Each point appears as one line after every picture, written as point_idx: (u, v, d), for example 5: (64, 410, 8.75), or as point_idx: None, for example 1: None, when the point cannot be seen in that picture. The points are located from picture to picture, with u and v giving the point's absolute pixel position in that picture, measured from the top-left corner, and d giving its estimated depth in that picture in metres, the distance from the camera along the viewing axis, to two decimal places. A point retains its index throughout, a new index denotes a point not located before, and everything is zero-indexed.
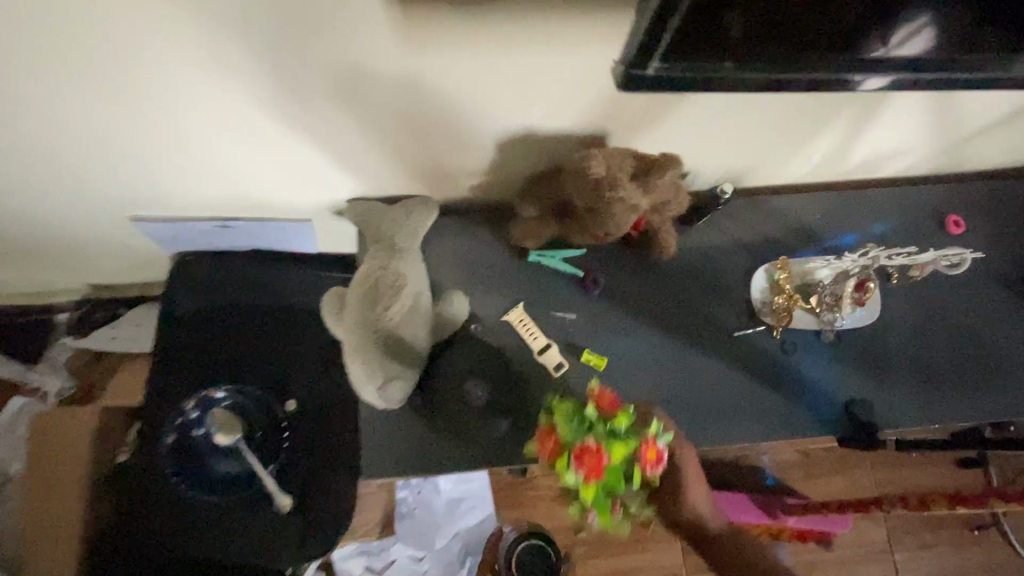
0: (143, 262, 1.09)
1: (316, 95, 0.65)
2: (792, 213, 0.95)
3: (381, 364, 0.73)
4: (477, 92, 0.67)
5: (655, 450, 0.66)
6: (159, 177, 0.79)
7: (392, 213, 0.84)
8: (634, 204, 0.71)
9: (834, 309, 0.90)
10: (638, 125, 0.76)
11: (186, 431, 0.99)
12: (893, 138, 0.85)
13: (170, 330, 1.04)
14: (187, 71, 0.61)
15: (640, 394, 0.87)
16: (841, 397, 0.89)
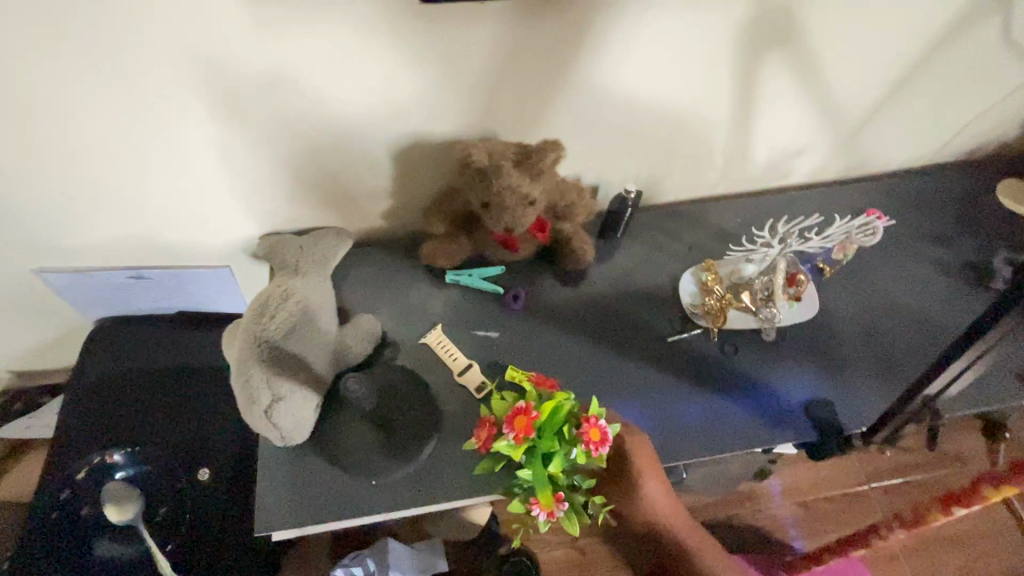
0: (63, 335, 1.05)
1: (202, 105, 0.69)
2: (710, 219, 0.95)
3: (265, 380, 0.67)
4: (357, 93, 0.71)
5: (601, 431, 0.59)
6: (63, 216, 0.80)
7: (300, 241, 0.83)
8: (525, 193, 0.73)
9: (769, 304, 0.84)
10: (527, 127, 0.79)
11: (71, 507, 0.86)
12: (786, 132, 0.87)
13: (72, 398, 0.94)
14: (74, 90, 0.65)
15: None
16: (796, 396, 0.81)
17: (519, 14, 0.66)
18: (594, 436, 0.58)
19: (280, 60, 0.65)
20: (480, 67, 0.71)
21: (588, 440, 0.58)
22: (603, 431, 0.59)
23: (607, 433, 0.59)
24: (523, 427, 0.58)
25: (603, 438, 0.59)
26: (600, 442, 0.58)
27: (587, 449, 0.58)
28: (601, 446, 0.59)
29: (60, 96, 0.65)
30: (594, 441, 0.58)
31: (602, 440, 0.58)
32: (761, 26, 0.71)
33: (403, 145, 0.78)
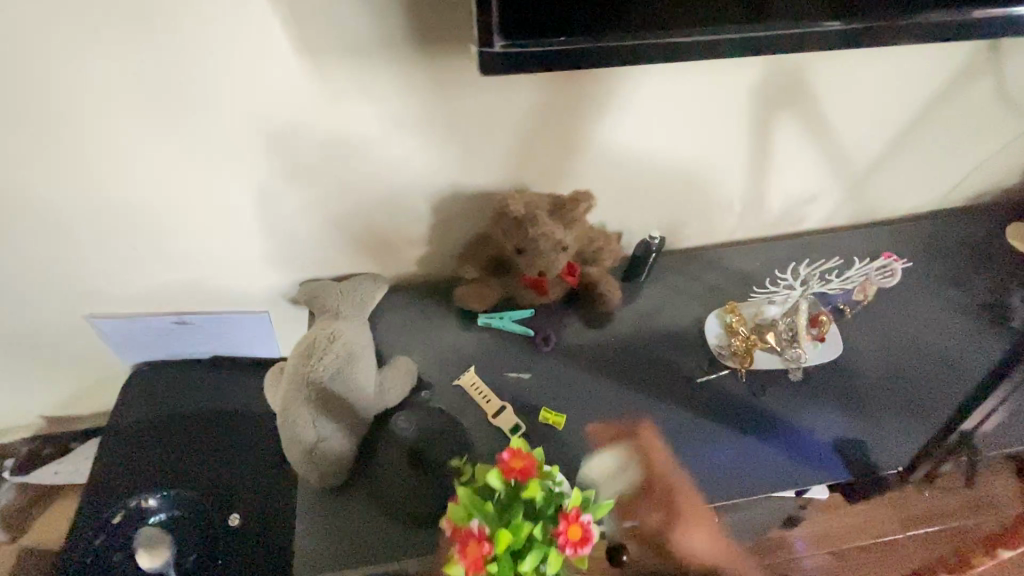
0: (101, 379, 1.08)
1: (262, 160, 0.75)
2: (729, 263, 0.99)
3: (311, 420, 0.75)
4: (403, 148, 0.77)
5: (576, 527, 0.54)
6: (122, 262, 0.86)
7: (340, 286, 0.87)
8: (559, 239, 0.78)
9: (794, 344, 0.87)
10: (557, 178, 0.85)
11: (106, 553, 0.87)
12: (800, 181, 0.92)
13: (110, 441, 0.96)
14: (150, 150, 0.72)
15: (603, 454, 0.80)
16: (827, 435, 0.82)
17: (551, 79, 0.72)
18: (575, 536, 0.54)
19: (334, 121, 0.72)
20: (515, 125, 0.77)
21: (564, 543, 0.54)
22: (585, 525, 0.55)
23: (589, 526, 0.55)
24: (479, 553, 0.52)
25: (586, 534, 0.54)
26: (582, 540, 0.54)
27: (564, 551, 0.54)
28: (580, 545, 0.54)
29: (134, 153, 0.72)
30: (574, 541, 0.54)
31: (585, 538, 0.54)
32: (776, 85, 0.77)
33: (440, 196, 0.84)
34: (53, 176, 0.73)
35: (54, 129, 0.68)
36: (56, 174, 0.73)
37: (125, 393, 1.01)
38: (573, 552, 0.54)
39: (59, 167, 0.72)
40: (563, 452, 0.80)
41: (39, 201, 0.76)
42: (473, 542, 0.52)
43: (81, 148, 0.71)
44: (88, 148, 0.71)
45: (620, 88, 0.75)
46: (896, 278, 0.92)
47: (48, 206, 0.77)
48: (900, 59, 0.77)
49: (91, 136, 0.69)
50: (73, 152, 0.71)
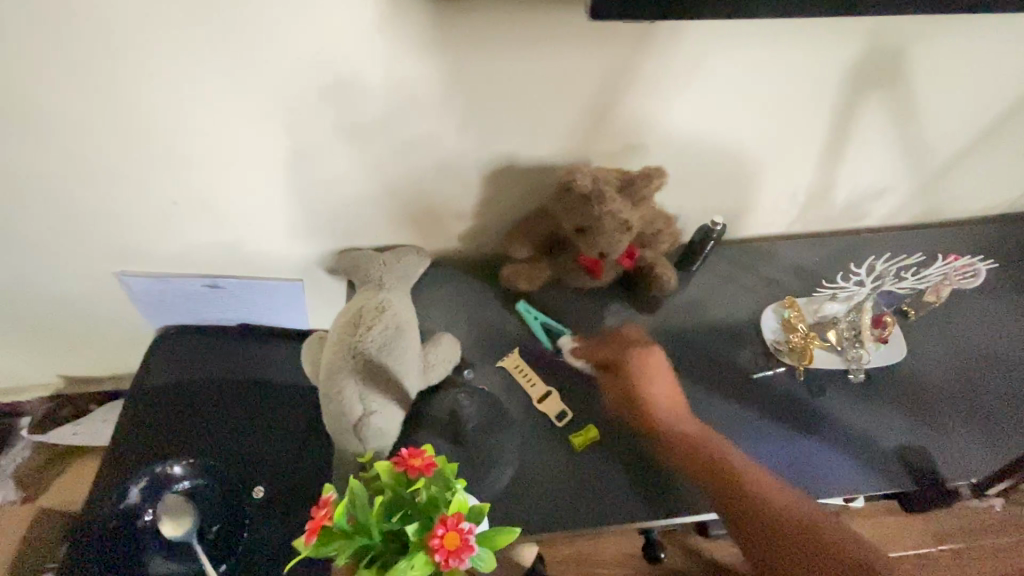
0: (127, 341, 1.05)
1: (315, 114, 0.71)
2: (786, 256, 0.94)
3: (357, 393, 0.71)
4: (464, 111, 0.72)
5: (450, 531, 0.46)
6: (159, 218, 0.82)
7: (383, 256, 0.83)
8: (624, 219, 0.74)
9: (856, 345, 0.82)
10: (618, 154, 0.80)
11: (129, 518, 0.83)
12: (871, 172, 0.87)
13: (130, 406, 0.93)
14: (200, 97, 0.68)
15: (652, 447, 0.76)
16: (890, 440, 0.78)
17: (632, 44, 0.68)
18: (450, 542, 0.46)
19: (400, 78, 0.68)
20: (585, 93, 0.72)
21: (434, 547, 0.46)
22: (464, 535, 0.46)
23: (469, 537, 0.46)
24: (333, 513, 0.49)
25: (463, 545, 0.46)
26: (456, 551, 0.46)
27: (433, 557, 0.46)
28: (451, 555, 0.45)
29: (189, 98, 0.68)
30: (447, 549, 0.46)
31: (461, 550, 0.46)
32: (866, 62, 0.71)
33: (496, 167, 0.80)
34: (102, 117, 0.70)
35: (109, 66, 0.64)
36: (105, 116, 0.70)
37: (149, 356, 0.97)
38: (442, 563, 0.45)
39: (105, 111, 0.69)
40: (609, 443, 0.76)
41: (85, 144, 0.72)
42: (322, 506, 0.49)
43: (135, 89, 0.67)
44: (142, 90, 0.67)
45: (702, 60, 0.70)
46: (981, 279, 0.81)
47: (93, 149, 0.73)
48: (1002, 43, 0.72)
49: (146, 77, 0.66)
50: (126, 93, 0.67)
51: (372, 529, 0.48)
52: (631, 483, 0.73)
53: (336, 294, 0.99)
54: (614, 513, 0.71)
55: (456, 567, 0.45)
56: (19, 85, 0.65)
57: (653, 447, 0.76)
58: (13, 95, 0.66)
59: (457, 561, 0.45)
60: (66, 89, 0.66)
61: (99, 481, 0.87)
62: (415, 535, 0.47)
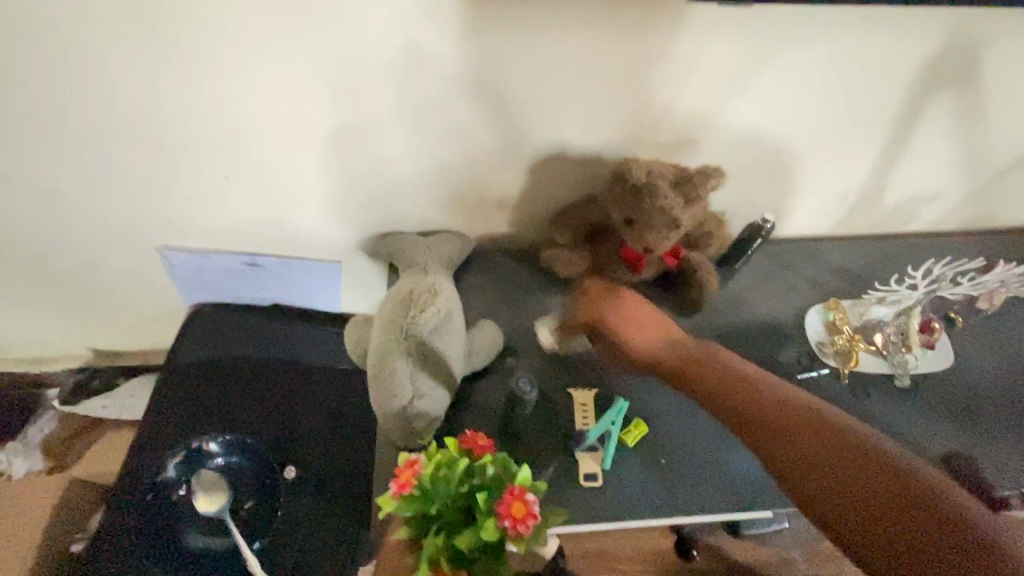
0: (160, 316, 1.06)
1: (370, 92, 0.70)
2: (831, 257, 0.93)
3: (406, 375, 0.71)
4: (520, 94, 0.71)
5: (520, 502, 0.50)
6: (205, 192, 0.82)
7: (427, 242, 0.83)
8: (675, 216, 0.72)
9: (902, 350, 0.81)
10: (671, 146, 0.79)
11: (163, 491, 0.84)
12: (924, 174, 0.86)
13: (165, 381, 0.93)
14: (256, 69, 0.67)
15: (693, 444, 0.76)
16: (937, 448, 0.77)
17: (703, 33, 0.67)
18: (516, 510, 0.49)
19: (466, 59, 0.67)
20: (649, 83, 0.71)
21: (502, 513, 0.49)
22: (530, 505, 0.50)
23: (534, 507, 0.50)
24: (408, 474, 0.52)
25: (528, 513, 0.49)
26: (522, 519, 0.49)
27: (502, 523, 0.49)
28: (520, 523, 0.49)
29: (254, 72, 0.68)
30: (514, 516, 0.49)
31: (526, 518, 0.49)
32: (929, 57, 0.70)
33: (546, 154, 0.79)
34: (162, 88, 0.69)
35: (178, 36, 0.64)
36: (165, 86, 0.69)
37: (184, 332, 0.97)
38: (510, 529, 0.48)
39: (160, 81, 0.68)
40: (651, 438, 0.76)
41: (142, 114, 0.72)
42: (406, 467, 0.53)
43: (200, 60, 0.66)
44: (207, 61, 0.67)
45: (771, 52, 0.69)
46: None
47: (149, 119, 0.73)
48: None
49: (213, 48, 0.65)
50: (190, 63, 0.67)
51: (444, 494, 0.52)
52: (673, 477, 0.73)
53: (372, 277, 0.98)
54: (655, 507, 0.72)
55: (523, 533, 0.48)
56: (78, 50, 0.65)
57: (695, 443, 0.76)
58: (73, 60, 0.66)
59: (523, 527, 0.48)
60: (129, 58, 0.66)
61: (131, 455, 0.87)
62: (484, 503, 0.51)
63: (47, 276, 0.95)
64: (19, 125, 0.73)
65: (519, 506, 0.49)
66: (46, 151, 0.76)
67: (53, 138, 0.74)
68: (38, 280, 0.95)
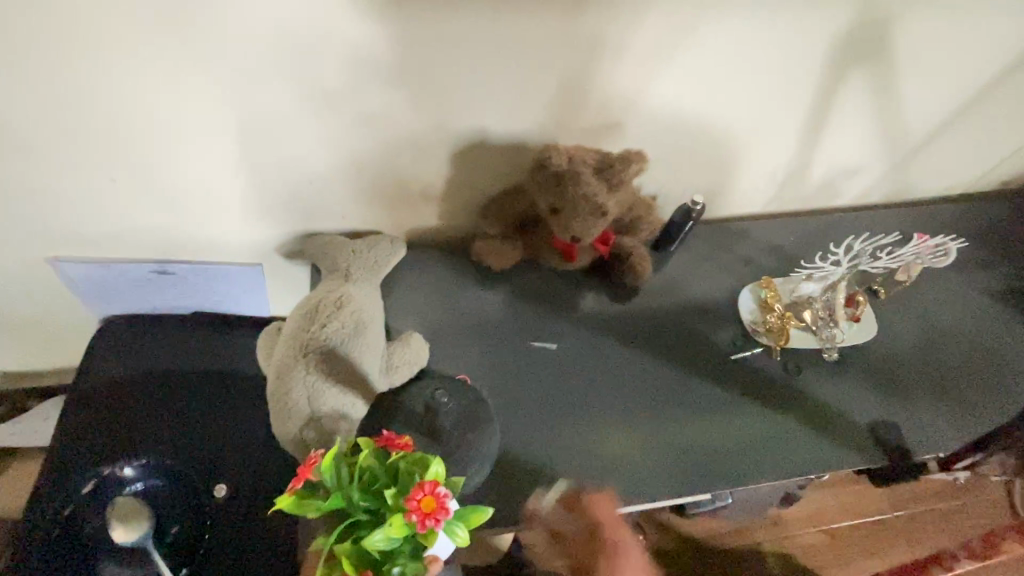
0: (68, 331, 0.97)
1: (265, 83, 0.64)
2: (761, 236, 0.94)
3: (307, 394, 0.67)
4: (431, 81, 0.67)
5: (430, 496, 0.48)
6: (92, 199, 0.75)
7: (353, 244, 0.79)
8: (600, 203, 0.71)
9: (831, 324, 0.84)
10: (596, 131, 0.77)
11: (73, 522, 0.78)
12: (844, 150, 0.87)
13: (70, 405, 0.85)
14: (126, 61, 0.61)
15: (621, 407, 0.77)
16: (863, 418, 0.79)
17: (616, 11, 0.64)
18: (426, 505, 0.47)
19: (371, 40, 0.62)
20: (568, 62, 0.68)
21: (411, 508, 0.47)
22: (440, 499, 0.48)
23: (445, 501, 0.48)
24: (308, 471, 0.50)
25: (439, 508, 0.47)
26: (432, 513, 0.47)
27: (409, 518, 0.47)
28: (430, 516, 0.47)
29: (132, 64, 0.61)
30: (424, 510, 0.47)
31: (437, 512, 0.47)
32: (840, 34, 0.70)
33: (468, 143, 0.75)
34: (24, 86, 0.62)
35: (34, 25, 0.57)
36: (31, 83, 0.62)
37: (92, 349, 0.89)
38: (419, 524, 0.47)
39: (17, 77, 0.61)
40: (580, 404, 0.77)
41: (8, 115, 0.64)
42: (308, 464, 0.51)
43: (64, 53, 0.59)
44: (75, 53, 0.59)
45: (690, 28, 0.67)
46: (950, 259, 0.83)
47: (16, 120, 0.65)
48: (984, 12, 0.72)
49: (82, 38, 0.58)
50: (56, 56, 0.60)
51: (351, 494, 0.50)
52: (592, 450, 0.74)
53: (299, 278, 0.93)
54: (570, 471, 0.72)
55: (432, 528, 0.46)
56: None
57: (620, 449, 0.75)
58: None
59: (432, 522, 0.47)
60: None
61: (33, 492, 0.80)
62: (394, 499, 0.49)
63: None
64: None
65: (427, 499, 0.47)
66: None
67: None
68: None
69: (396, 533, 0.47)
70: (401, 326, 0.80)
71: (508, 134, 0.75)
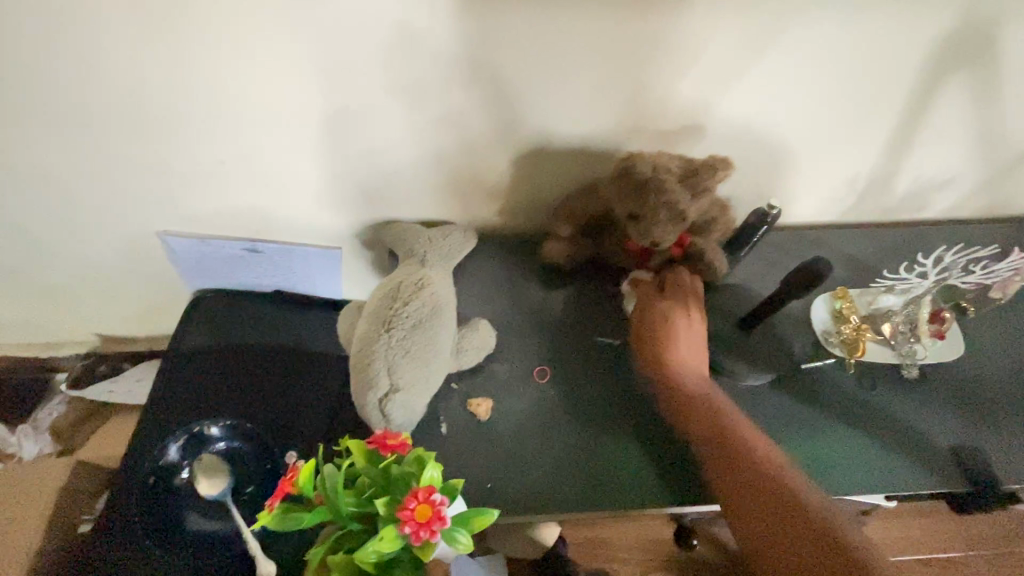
0: (165, 303, 1.07)
1: (364, 80, 0.69)
2: (836, 246, 0.91)
3: (388, 367, 0.70)
4: (515, 82, 0.70)
5: (422, 507, 0.50)
6: (200, 180, 0.82)
7: (429, 232, 0.83)
8: (682, 209, 0.71)
9: (912, 340, 0.80)
10: (672, 134, 0.78)
11: (164, 474, 0.84)
12: (934, 162, 0.84)
13: (166, 366, 0.94)
14: (244, 58, 0.67)
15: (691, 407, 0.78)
16: (944, 441, 0.75)
17: (703, 19, 0.65)
18: (420, 514, 0.50)
19: (464, 43, 0.66)
20: (652, 65, 0.69)
21: (406, 519, 0.49)
22: (435, 507, 0.50)
23: (440, 509, 0.50)
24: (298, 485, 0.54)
25: (433, 517, 0.50)
26: (426, 523, 0.49)
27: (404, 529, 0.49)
28: (422, 526, 0.49)
29: (250, 59, 0.67)
30: (418, 521, 0.49)
31: (431, 522, 0.50)
32: (938, 41, 0.68)
33: (544, 142, 0.78)
34: (155, 79, 0.69)
35: (172, 25, 0.63)
36: (161, 76, 0.69)
37: (186, 317, 0.98)
38: (413, 535, 0.49)
39: (149, 71, 0.68)
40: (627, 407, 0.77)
41: (138, 104, 0.72)
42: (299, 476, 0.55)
43: (191, 48, 0.65)
44: (200, 49, 0.66)
45: (779, 33, 0.66)
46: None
47: (146, 108, 0.72)
48: None
49: (211, 38, 0.64)
50: (185, 52, 0.66)
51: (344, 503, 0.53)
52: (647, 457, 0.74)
53: (373, 264, 0.99)
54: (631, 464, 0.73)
55: (426, 538, 0.49)
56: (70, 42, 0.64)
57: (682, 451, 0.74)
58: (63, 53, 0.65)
59: (427, 532, 0.49)
60: (126, 51, 0.66)
61: (132, 443, 0.88)
62: (388, 510, 0.51)
63: (52, 265, 0.96)
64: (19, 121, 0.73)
65: (418, 512, 0.50)
66: (43, 144, 0.76)
67: (51, 129, 0.74)
68: (46, 270, 0.97)
69: (390, 543, 0.49)
70: (470, 313, 0.83)
71: (584, 135, 0.77)
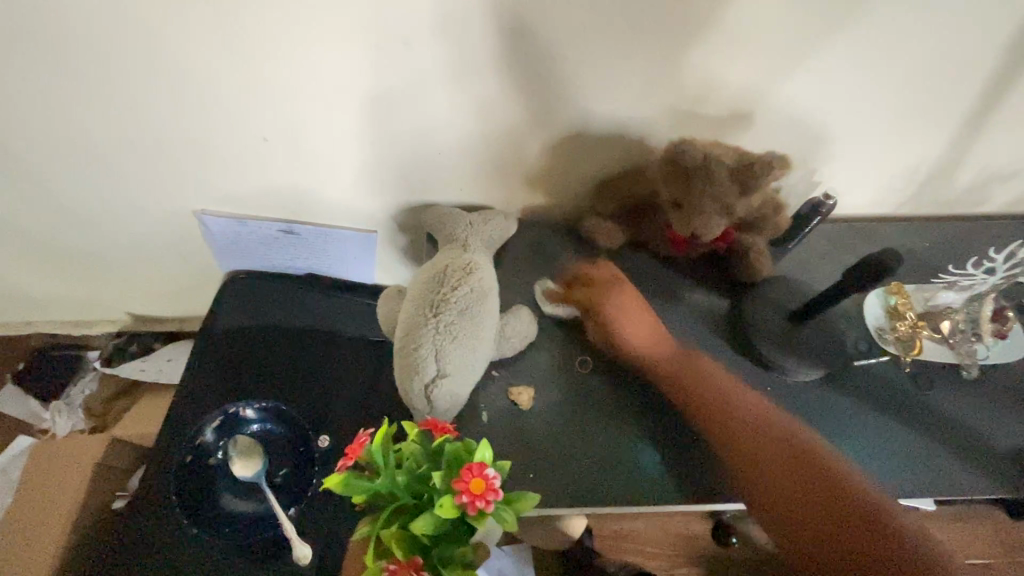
0: (197, 281, 1.07)
1: (412, 61, 0.66)
2: (887, 238, 0.88)
3: (434, 353, 0.68)
4: (568, 64, 0.67)
5: (477, 478, 0.48)
6: (240, 159, 0.81)
7: (470, 216, 0.81)
8: (730, 203, 0.69)
9: (970, 339, 0.76)
10: (726, 119, 0.75)
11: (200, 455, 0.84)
12: (1003, 154, 0.79)
13: (201, 345, 0.93)
14: (289, 37, 0.63)
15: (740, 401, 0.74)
16: (1002, 443, 0.72)
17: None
18: (476, 486, 0.47)
19: (518, 23, 0.63)
20: (715, 47, 0.65)
21: (462, 490, 0.47)
22: (489, 480, 0.48)
23: (495, 482, 0.48)
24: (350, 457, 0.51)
25: (488, 489, 0.47)
26: (481, 495, 0.47)
27: (459, 499, 0.47)
28: (478, 497, 0.47)
29: (296, 39, 0.64)
30: (473, 492, 0.47)
31: (487, 493, 0.47)
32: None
33: (592, 126, 0.75)
34: (196, 58, 0.66)
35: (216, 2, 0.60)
36: (202, 55, 0.66)
37: (220, 297, 0.97)
38: (469, 506, 0.46)
39: (189, 50, 0.65)
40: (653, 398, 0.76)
41: (178, 84, 0.69)
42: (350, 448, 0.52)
43: (235, 27, 0.62)
44: (244, 28, 0.62)
45: (854, 15, 0.62)
46: None
47: (186, 87, 0.70)
48: None
49: (255, 17, 0.61)
50: (228, 30, 0.63)
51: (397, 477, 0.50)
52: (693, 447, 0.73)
53: (407, 247, 0.98)
54: (676, 459, 0.71)
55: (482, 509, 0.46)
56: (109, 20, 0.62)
57: None
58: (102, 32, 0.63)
59: (484, 504, 0.47)
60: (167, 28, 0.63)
61: (168, 422, 0.88)
62: (443, 482, 0.49)
63: (88, 243, 0.96)
64: (57, 99, 0.71)
65: (473, 482, 0.47)
66: (82, 122, 0.74)
67: (90, 107, 0.73)
68: (82, 248, 0.97)
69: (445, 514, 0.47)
70: (508, 300, 0.82)
71: (634, 118, 0.74)
